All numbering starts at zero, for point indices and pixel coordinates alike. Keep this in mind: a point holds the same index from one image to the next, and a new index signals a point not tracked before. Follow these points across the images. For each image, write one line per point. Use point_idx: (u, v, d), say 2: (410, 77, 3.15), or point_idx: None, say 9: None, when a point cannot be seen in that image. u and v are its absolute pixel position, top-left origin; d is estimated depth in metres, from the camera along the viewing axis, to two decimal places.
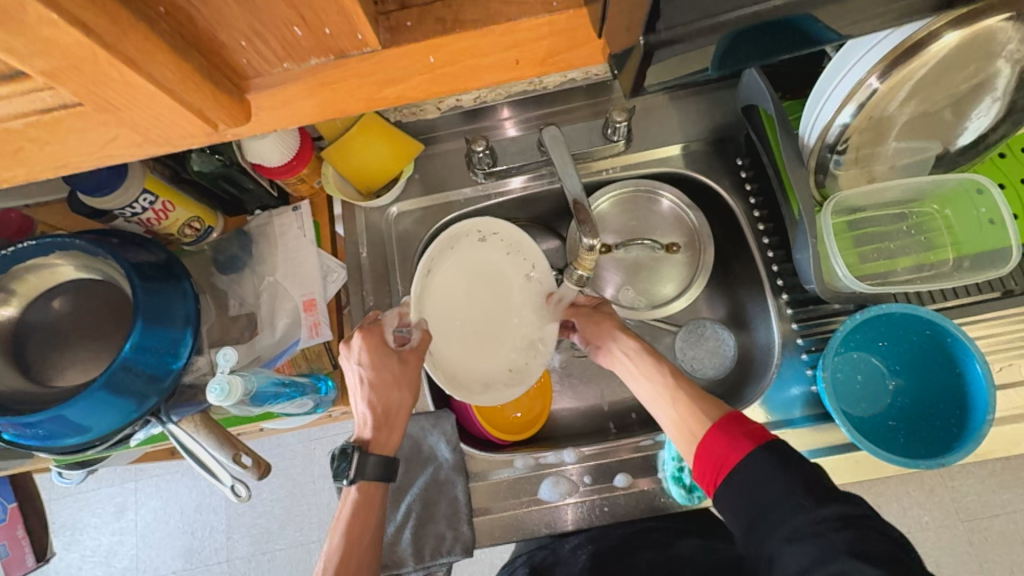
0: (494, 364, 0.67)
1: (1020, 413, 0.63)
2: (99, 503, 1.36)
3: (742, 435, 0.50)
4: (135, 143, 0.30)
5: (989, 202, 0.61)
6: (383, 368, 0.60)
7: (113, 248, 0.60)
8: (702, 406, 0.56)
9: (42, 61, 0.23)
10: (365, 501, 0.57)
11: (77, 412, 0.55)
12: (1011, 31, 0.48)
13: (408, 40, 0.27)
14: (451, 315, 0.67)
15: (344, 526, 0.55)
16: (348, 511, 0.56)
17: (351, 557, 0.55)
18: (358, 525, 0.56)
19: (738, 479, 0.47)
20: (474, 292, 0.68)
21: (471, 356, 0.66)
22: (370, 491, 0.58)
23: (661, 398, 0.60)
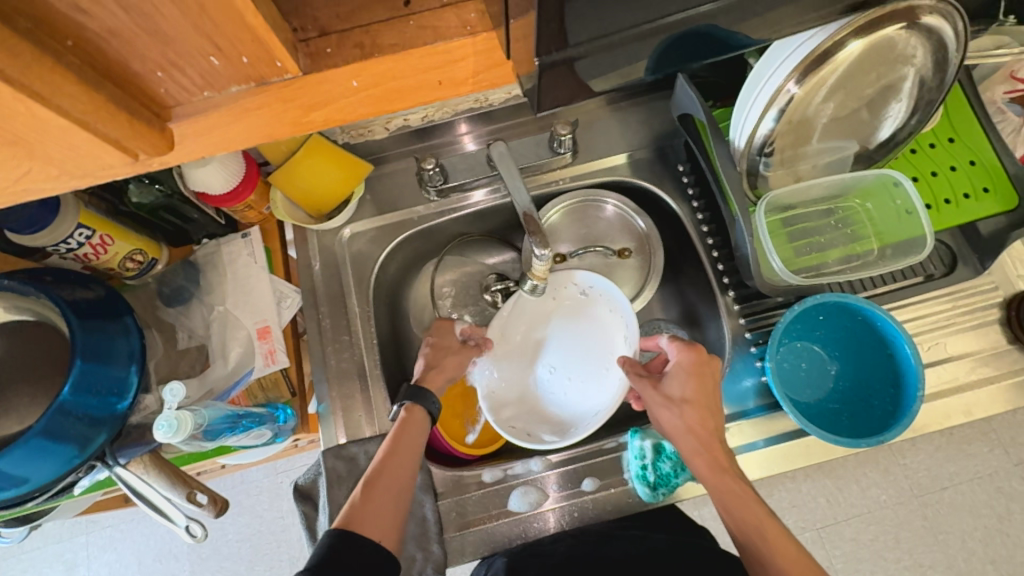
0: (550, 415, 0.70)
1: (946, 387, 0.68)
2: (46, 562, 1.26)
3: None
4: (52, 174, 0.29)
5: (904, 194, 0.65)
6: (443, 339, 0.70)
7: (47, 286, 0.57)
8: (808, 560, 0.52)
9: None
10: (412, 421, 0.62)
11: (11, 463, 0.52)
12: (906, 38, 0.53)
13: (329, 65, 0.28)
14: (518, 354, 0.72)
15: (391, 434, 0.60)
16: (397, 426, 0.61)
17: (398, 456, 0.59)
18: (405, 435, 0.60)
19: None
20: (568, 338, 0.72)
21: (528, 397, 0.71)
22: (420, 414, 0.63)
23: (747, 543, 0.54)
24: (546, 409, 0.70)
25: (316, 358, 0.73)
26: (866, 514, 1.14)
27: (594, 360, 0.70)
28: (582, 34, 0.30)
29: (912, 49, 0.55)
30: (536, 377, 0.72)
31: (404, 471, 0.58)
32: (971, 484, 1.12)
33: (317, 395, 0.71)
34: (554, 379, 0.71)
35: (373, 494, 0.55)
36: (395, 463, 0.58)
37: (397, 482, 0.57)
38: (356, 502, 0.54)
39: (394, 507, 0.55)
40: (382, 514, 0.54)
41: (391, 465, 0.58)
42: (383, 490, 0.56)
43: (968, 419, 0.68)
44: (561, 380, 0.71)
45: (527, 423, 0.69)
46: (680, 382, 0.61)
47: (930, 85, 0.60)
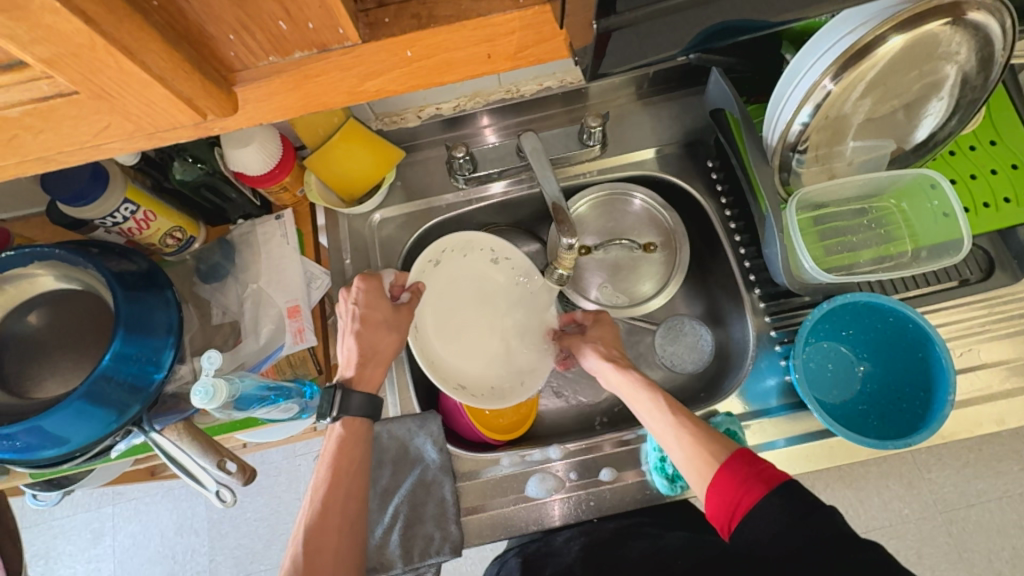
0: (481, 374, 0.72)
1: (980, 395, 0.67)
2: (75, 530, 1.31)
3: (753, 476, 0.49)
4: (128, 132, 0.30)
5: (941, 195, 0.63)
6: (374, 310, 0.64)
7: (94, 257, 0.60)
8: (710, 449, 0.55)
9: (43, 48, 0.23)
10: (351, 436, 0.60)
11: (55, 423, 0.54)
12: (951, 34, 0.52)
13: (386, 34, 0.29)
14: (440, 312, 0.73)
15: (329, 456, 0.59)
16: (334, 444, 0.59)
17: (339, 486, 0.58)
18: (344, 456, 0.59)
19: (759, 520, 0.46)
20: (488, 301, 0.75)
21: (456, 354, 0.72)
22: (356, 426, 0.61)
23: (668, 435, 0.59)
24: (471, 365, 0.72)
25: None
26: (888, 527, 1.11)
27: (517, 324, 0.74)
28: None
29: (956, 45, 0.54)
30: (455, 335, 0.73)
31: (350, 494, 0.58)
32: (1000, 503, 1.09)
33: None
34: (480, 342, 0.73)
35: (321, 540, 0.55)
36: (336, 491, 0.58)
37: (343, 514, 0.57)
38: (303, 543, 0.54)
39: (342, 549, 0.55)
40: (330, 542, 0.55)
41: (337, 491, 0.57)
42: (332, 523, 0.56)
43: (1001, 427, 0.66)
44: (485, 343, 0.73)
45: (457, 377, 0.70)
46: (598, 329, 0.71)
47: (974, 83, 0.59)
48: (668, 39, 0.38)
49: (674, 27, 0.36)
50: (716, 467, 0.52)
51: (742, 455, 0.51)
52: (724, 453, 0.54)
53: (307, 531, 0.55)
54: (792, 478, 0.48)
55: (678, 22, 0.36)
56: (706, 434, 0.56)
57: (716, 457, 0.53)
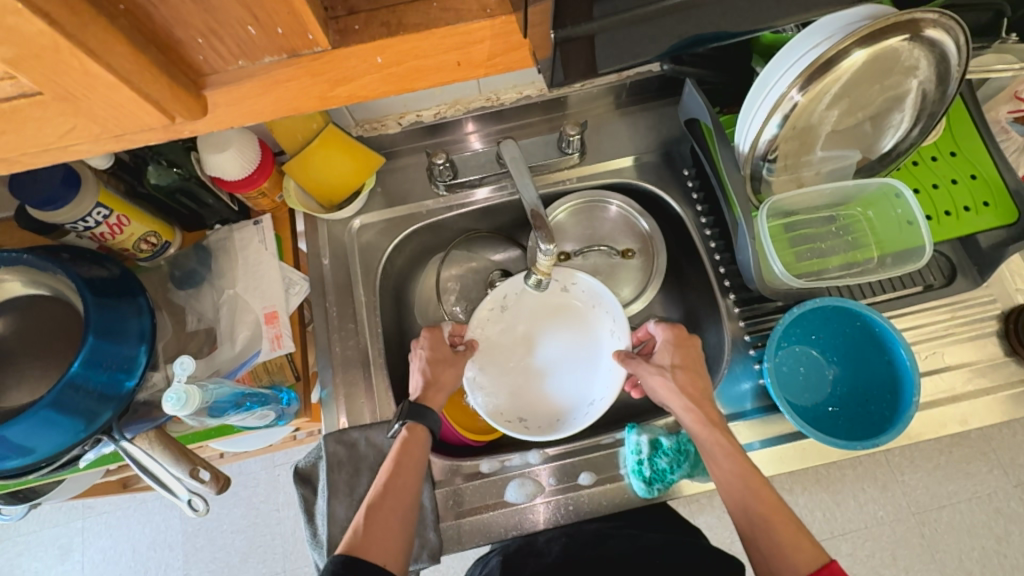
0: (546, 408, 0.72)
1: (944, 397, 0.69)
2: (41, 546, 1.27)
3: None
4: (94, 133, 0.30)
5: (905, 204, 0.66)
6: (437, 350, 0.68)
7: (64, 262, 0.59)
8: (802, 544, 0.52)
9: (5, 49, 0.23)
10: (413, 440, 0.62)
11: (19, 432, 0.53)
12: (909, 49, 0.55)
13: (356, 40, 0.30)
14: (505, 346, 0.73)
15: (392, 457, 0.60)
16: (397, 445, 0.62)
17: (401, 476, 0.59)
18: (405, 456, 0.61)
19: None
20: (554, 342, 0.74)
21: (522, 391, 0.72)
22: (419, 434, 0.63)
23: (746, 516, 0.56)
24: (533, 403, 0.72)
25: (321, 346, 0.74)
26: (863, 529, 1.13)
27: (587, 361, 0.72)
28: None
29: (915, 60, 0.56)
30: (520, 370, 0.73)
31: (408, 493, 0.59)
32: (970, 504, 1.12)
33: (321, 380, 0.73)
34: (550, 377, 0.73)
35: (375, 514, 0.56)
36: (393, 488, 0.58)
37: (399, 503, 0.58)
38: (360, 526, 0.55)
39: (398, 525, 0.56)
40: (386, 534, 0.55)
41: (393, 489, 0.58)
42: (387, 516, 0.56)
43: (964, 428, 0.68)
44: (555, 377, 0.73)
45: (521, 412, 0.71)
46: (675, 362, 0.66)
47: (933, 97, 0.61)
48: (638, 49, 0.39)
49: (644, 36, 0.37)
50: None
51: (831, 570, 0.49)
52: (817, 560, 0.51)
53: (368, 509, 0.57)
54: None
55: (646, 32, 0.37)
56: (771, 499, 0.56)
57: (804, 563, 0.51)
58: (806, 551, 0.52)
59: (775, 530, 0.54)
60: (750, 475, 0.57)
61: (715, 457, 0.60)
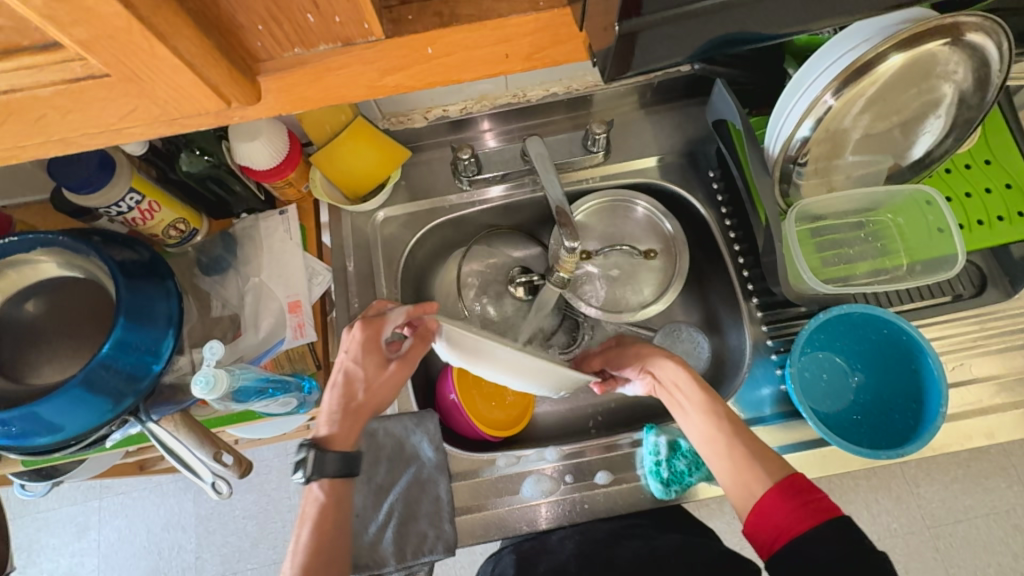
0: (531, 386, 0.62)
1: (970, 409, 0.68)
2: (59, 523, 1.30)
3: (804, 506, 0.48)
4: (153, 116, 0.31)
5: (937, 211, 0.65)
6: (368, 362, 0.59)
7: (98, 245, 0.60)
8: (763, 463, 0.54)
9: (82, 30, 0.24)
10: (328, 500, 0.55)
11: (50, 409, 0.54)
12: (949, 54, 0.54)
13: (409, 30, 0.30)
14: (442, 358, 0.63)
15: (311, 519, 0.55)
16: (313, 509, 0.55)
17: (319, 554, 0.53)
18: (322, 522, 0.55)
19: (813, 552, 0.46)
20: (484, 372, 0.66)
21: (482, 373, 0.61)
22: (334, 488, 0.56)
23: (714, 444, 0.57)
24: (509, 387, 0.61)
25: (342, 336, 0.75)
26: (876, 541, 1.12)
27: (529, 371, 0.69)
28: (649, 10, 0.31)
29: (954, 65, 0.56)
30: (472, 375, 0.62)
31: (334, 559, 0.54)
32: (987, 519, 1.10)
33: None
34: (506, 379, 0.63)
35: None
36: (314, 571, 0.52)
37: None
38: None
39: None
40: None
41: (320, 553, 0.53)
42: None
43: (990, 441, 0.67)
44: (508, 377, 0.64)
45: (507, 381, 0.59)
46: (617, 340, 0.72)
47: (970, 103, 0.60)
48: None
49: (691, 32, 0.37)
50: (769, 486, 0.52)
51: (796, 481, 0.50)
52: (779, 472, 0.53)
53: None
54: (844, 514, 0.47)
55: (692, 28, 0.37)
56: (758, 454, 0.55)
57: (770, 475, 0.52)
58: (773, 463, 0.54)
59: (739, 453, 0.55)
60: (717, 406, 0.59)
61: (698, 420, 0.59)
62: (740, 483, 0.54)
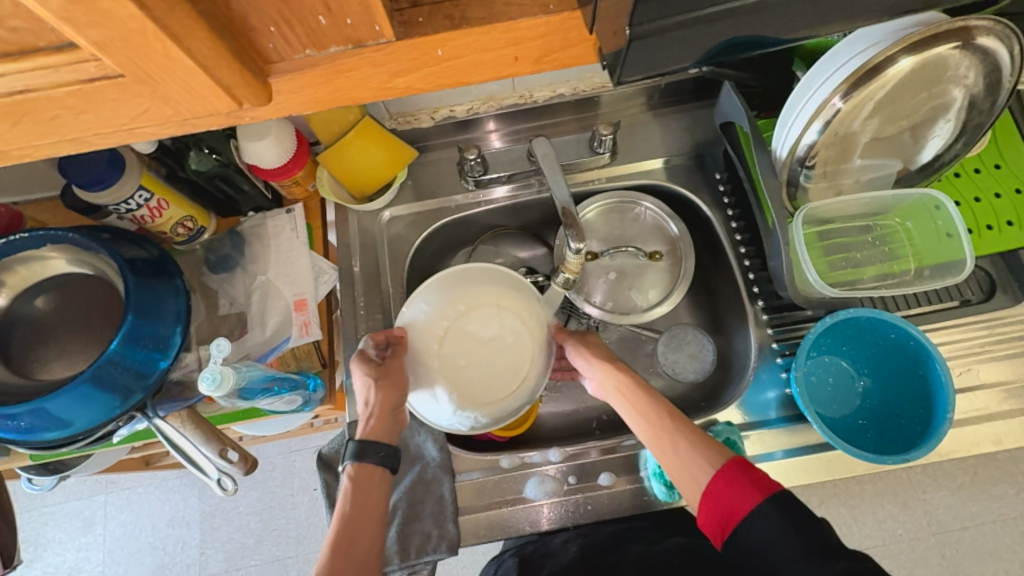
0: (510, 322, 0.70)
1: (978, 415, 0.67)
2: (66, 517, 1.31)
3: (747, 485, 0.48)
4: (165, 117, 0.31)
5: (945, 216, 0.64)
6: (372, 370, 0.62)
7: (106, 242, 0.60)
8: (706, 452, 0.53)
9: (96, 31, 0.24)
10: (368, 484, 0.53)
11: (59, 405, 0.55)
12: (960, 57, 0.53)
13: (419, 33, 0.30)
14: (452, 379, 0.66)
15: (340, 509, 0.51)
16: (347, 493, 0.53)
17: (352, 535, 0.50)
18: (359, 505, 0.52)
19: (759, 533, 0.45)
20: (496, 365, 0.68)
21: (463, 332, 0.69)
22: (375, 477, 0.54)
23: (657, 439, 0.57)
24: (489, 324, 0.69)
25: (347, 335, 0.75)
26: (880, 547, 1.11)
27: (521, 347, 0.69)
28: (660, 13, 0.31)
29: (965, 69, 0.55)
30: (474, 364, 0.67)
31: (365, 552, 0.50)
32: (993, 526, 1.09)
33: (346, 368, 0.74)
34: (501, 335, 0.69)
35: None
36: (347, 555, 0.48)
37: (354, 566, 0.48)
38: None
39: None
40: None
41: (350, 543, 0.49)
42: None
43: (998, 448, 0.66)
44: (496, 342, 0.69)
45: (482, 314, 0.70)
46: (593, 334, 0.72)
47: (981, 107, 0.60)
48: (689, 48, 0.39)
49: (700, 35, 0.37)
50: (712, 473, 0.51)
51: (738, 460, 0.50)
52: (719, 458, 0.52)
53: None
54: (785, 488, 0.47)
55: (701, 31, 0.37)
56: (700, 443, 0.54)
57: (712, 462, 0.52)
58: (713, 450, 0.53)
59: (684, 445, 0.55)
60: (657, 400, 0.59)
61: (644, 417, 0.59)
62: (686, 474, 0.53)
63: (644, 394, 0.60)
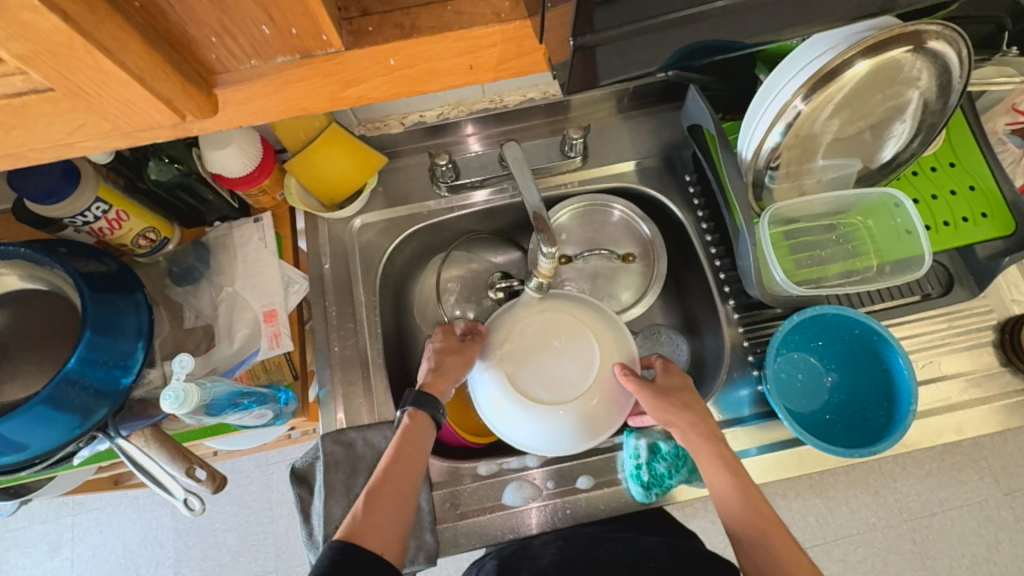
0: (570, 327, 0.62)
1: (940, 406, 0.70)
2: (30, 542, 1.26)
3: None
4: (104, 130, 0.30)
5: (904, 214, 0.66)
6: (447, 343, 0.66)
7: (62, 257, 0.58)
8: (797, 561, 0.53)
9: (19, 45, 0.23)
10: (414, 428, 0.60)
11: (13, 428, 0.52)
12: (912, 60, 0.55)
13: (370, 42, 0.30)
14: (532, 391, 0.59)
15: (393, 444, 0.58)
16: (399, 434, 0.59)
17: (401, 462, 0.57)
18: (408, 442, 0.59)
19: None
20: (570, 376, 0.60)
21: (529, 337, 0.61)
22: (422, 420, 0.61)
23: (745, 534, 0.56)
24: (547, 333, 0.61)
25: (320, 345, 0.74)
26: (854, 536, 1.14)
27: (593, 355, 0.61)
28: (610, 22, 0.32)
29: (918, 71, 0.57)
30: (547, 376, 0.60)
31: (407, 483, 0.56)
32: (961, 511, 1.13)
33: (319, 380, 0.72)
34: (568, 340, 0.61)
35: (374, 502, 0.54)
36: (396, 473, 0.56)
37: (399, 491, 0.56)
38: (360, 512, 0.53)
39: (396, 518, 0.54)
40: (387, 521, 0.53)
41: (396, 473, 0.56)
42: (387, 507, 0.54)
43: (959, 437, 0.69)
44: (562, 352, 0.61)
45: (538, 327, 0.62)
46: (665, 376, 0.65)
47: (933, 108, 0.62)
48: None
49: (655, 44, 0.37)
50: None
51: None
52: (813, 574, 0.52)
53: (367, 496, 0.55)
54: None
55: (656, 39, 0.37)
56: (789, 549, 0.54)
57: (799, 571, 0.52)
58: (804, 566, 0.53)
59: (771, 545, 0.54)
60: (749, 492, 0.57)
61: (727, 505, 0.58)
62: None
63: (732, 480, 0.58)
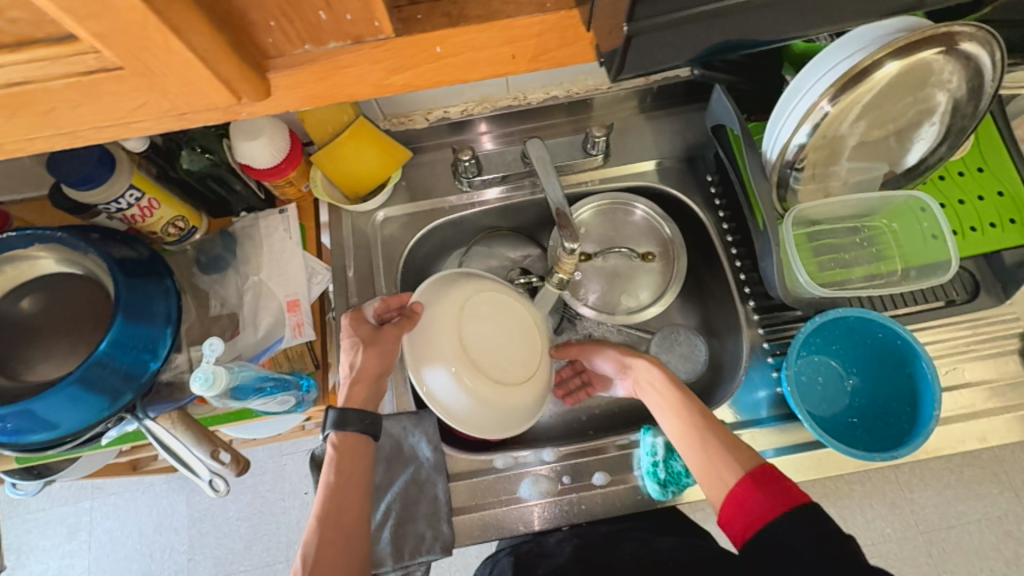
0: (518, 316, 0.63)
1: (964, 413, 0.69)
2: (50, 524, 1.28)
3: (777, 495, 0.49)
4: (163, 110, 0.31)
5: (931, 217, 0.66)
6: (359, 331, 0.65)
7: (96, 243, 0.60)
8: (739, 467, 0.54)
9: (95, 22, 0.24)
10: (341, 457, 0.58)
11: (46, 407, 0.54)
12: (944, 63, 0.55)
13: (418, 29, 0.31)
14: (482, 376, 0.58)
15: (325, 481, 0.57)
16: (329, 465, 0.58)
17: (336, 497, 0.57)
18: (340, 473, 0.58)
19: (777, 537, 0.46)
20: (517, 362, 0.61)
21: (480, 319, 0.60)
22: (349, 444, 0.59)
23: (703, 458, 0.57)
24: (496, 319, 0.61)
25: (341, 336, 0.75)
26: (869, 546, 1.12)
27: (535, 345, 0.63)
28: (654, 13, 0.32)
29: (949, 74, 0.56)
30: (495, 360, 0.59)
31: (348, 518, 0.56)
32: (979, 525, 1.11)
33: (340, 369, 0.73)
34: (516, 328, 0.62)
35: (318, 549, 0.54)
36: (336, 512, 0.56)
37: (341, 530, 0.56)
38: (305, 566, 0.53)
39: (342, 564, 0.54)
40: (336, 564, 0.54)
41: (335, 512, 0.56)
42: (330, 554, 0.54)
43: (983, 445, 0.68)
44: (510, 338, 0.61)
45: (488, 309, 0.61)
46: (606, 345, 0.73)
47: (963, 111, 0.61)
48: None
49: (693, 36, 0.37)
50: (740, 479, 0.52)
51: (766, 470, 0.51)
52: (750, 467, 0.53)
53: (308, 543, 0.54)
54: (812, 500, 0.48)
55: None
56: (734, 456, 0.55)
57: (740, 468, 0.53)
58: (749, 458, 0.54)
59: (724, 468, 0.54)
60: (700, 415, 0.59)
61: (688, 441, 0.58)
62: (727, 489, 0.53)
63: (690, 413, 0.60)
